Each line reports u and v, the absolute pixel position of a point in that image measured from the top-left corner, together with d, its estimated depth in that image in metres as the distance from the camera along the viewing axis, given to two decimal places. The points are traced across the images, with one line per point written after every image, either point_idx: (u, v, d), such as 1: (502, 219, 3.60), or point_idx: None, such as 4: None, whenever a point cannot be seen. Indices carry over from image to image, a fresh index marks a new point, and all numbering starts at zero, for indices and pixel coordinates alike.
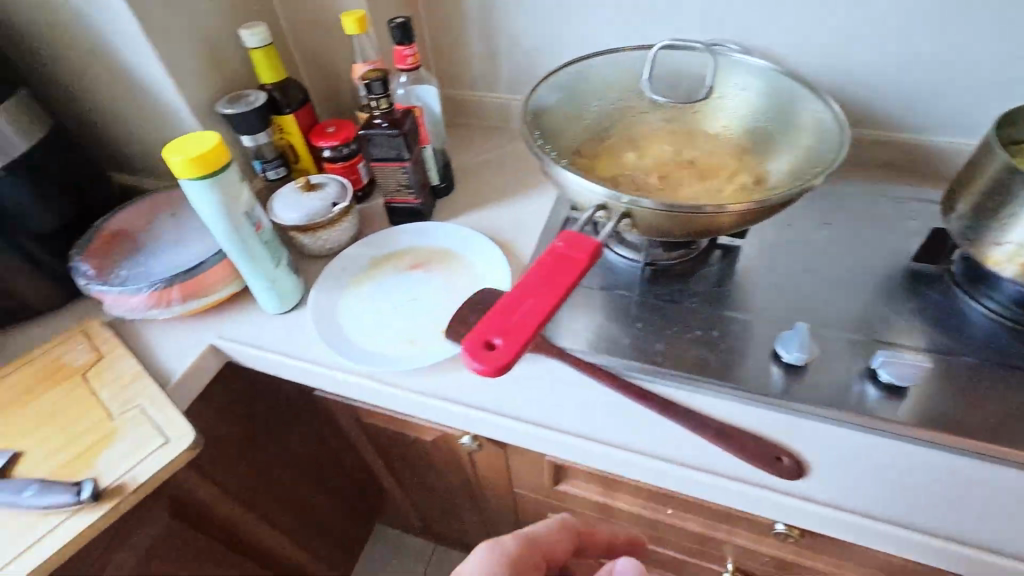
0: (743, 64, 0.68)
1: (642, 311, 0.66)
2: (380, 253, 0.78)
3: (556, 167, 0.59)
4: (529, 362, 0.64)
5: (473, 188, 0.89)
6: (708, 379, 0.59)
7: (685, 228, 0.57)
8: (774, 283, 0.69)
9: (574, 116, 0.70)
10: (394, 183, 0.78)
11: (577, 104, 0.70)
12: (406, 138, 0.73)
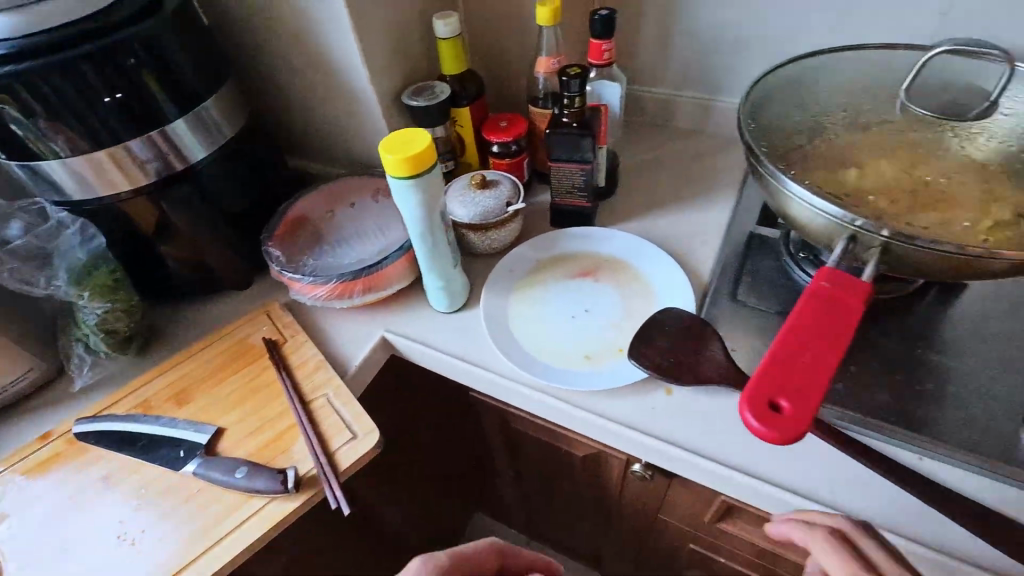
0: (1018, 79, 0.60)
1: (855, 353, 0.59)
2: (546, 255, 0.75)
3: (783, 180, 0.53)
4: (720, 399, 0.58)
5: (638, 193, 0.84)
6: (943, 447, 0.52)
7: (932, 268, 0.50)
8: (1009, 331, 0.60)
9: (796, 124, 0.61)
10: (568, 185, 0.74)
11: (804, 109, 0.62)
12: (593, 139, 0.68)
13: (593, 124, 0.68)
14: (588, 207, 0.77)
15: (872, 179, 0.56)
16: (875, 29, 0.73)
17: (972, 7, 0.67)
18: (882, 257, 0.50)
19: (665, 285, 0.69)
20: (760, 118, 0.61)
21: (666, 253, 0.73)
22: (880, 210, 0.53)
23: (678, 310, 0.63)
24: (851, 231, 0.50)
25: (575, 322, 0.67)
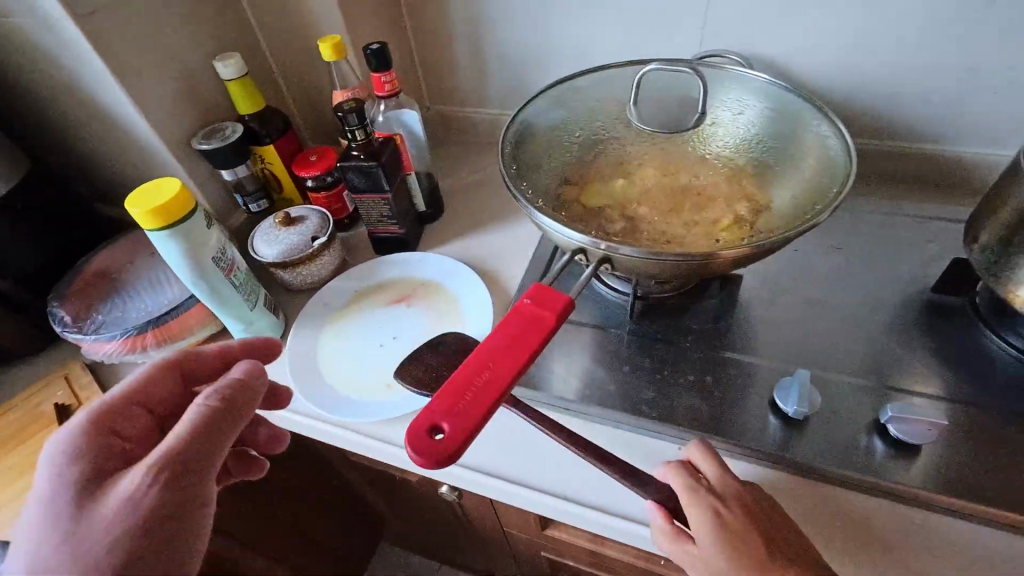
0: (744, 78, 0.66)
1: (632, 353, 0.63)
2: (364, 285, 0.76)
3: (527, 205, 0.56)
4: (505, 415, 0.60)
5: (463, 213, 0.86)
6: (698, 437, 0.55)
7: (665, 272, 0.53)
8: (772, 318, 0.64)
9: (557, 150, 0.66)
10: (376, 215, 0.76)
11: (566, 135, 0.67)
12: (384, 170, 0.70)
13: (382, 155, 0.70)
14: (402, 234, 0.78)
15: (617, 198, 0.63)
16: (653, 45, 0.78)
17: (728, 23, 0.73)
18: (613, 266, 0.54)
19: (471, 305, 0.71)
20: (522, 150, 0.64)
21: (474, 273, 0.74)
22: (619, 230, 0.60)
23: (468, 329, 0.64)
24: (579, 245, 0.53)
25: (381, 351, 0.68)
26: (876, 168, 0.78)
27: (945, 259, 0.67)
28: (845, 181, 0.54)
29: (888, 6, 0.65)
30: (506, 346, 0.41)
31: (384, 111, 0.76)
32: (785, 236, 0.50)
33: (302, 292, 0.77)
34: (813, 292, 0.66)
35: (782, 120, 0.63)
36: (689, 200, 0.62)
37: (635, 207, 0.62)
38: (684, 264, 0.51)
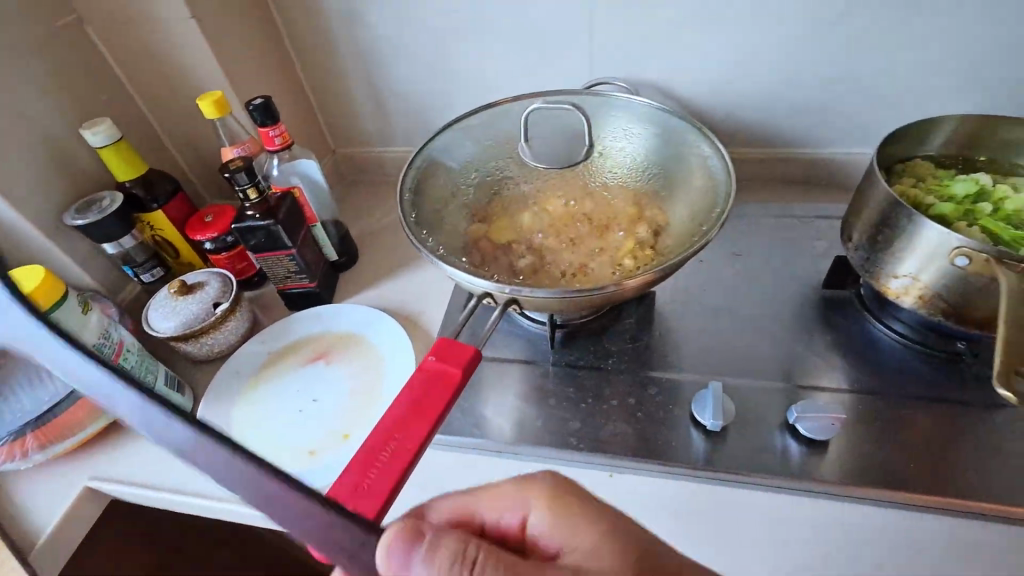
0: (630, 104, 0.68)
1: (557, 385, 0.63)
2: (277, 346, 0.72)
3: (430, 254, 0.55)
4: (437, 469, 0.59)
5: (378, 257, 0.84)
6: (626, 461, 0.56)
7: (572, 307, 0.54)
8: (686, 331, 0.67)
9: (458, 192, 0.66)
10: (282, 271, 0.73)
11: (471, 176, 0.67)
12: (284, 226, 0.67)
13: (280, 211, 0.68)
14: (314, 288, 0.75)
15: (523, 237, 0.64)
16: (546, 77, 0.81)
17: (612, 51, 0.76)
18: (522, 306, 0.54)
19: (392, 354, 0.69)
20: (424, 195, 0.64)
21: (393, 320, 0.72)
22: (526, 268, 0.61)
23: None
24: (486, 290, 0.52)
25: (301, 417, 0.64)
26: (764, 173, 0.84)
27: (831, 255, 0.73)
28: (728, 197, 0.57)
29: (751, 28, 0.71)
30: (412, 410, 0.40)
31: (280, 163, 0.74)
32: (676, 262, 0.52)
33: (211, 362, 0.72)
34: (719, 300, 0.70)
35: (670, 145, 0.66)
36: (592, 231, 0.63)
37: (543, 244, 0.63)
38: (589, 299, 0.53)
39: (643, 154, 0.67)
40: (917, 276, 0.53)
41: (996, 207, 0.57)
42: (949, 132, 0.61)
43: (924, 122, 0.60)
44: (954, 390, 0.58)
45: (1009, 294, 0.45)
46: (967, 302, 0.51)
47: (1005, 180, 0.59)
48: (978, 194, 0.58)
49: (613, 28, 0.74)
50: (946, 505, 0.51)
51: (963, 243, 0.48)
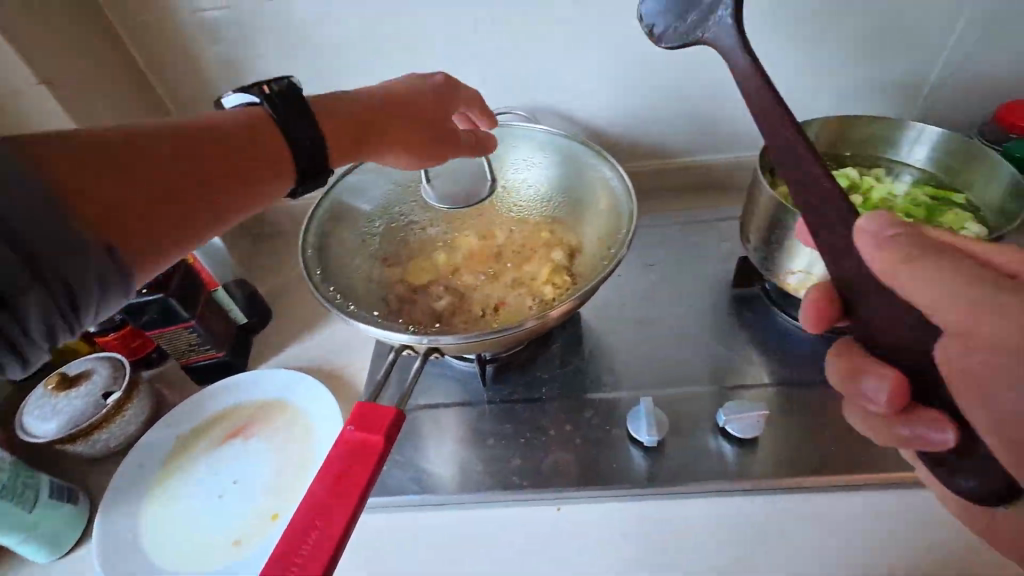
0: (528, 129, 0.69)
1: (494, 423, 0.61)
2: (186, 427, 0.65)
3: (342, 312, 0.53)
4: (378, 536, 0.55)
5: (294, 313, 0.79)
6: (570, 492, 0.55)
7: (494, 345, 0.53)
8: (614, 347, 0.68)
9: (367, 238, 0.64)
10: (184, 345, 0.66)
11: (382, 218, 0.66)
12: (177, 297, 0.62)
13: (171, 281, 0.62)
14: (224, 357, 0.69)
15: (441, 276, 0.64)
16: None
17: (508, 81, 0.77)
18: (444, 352, 0.53)
19: (318, 417, 0.64)
20: (332, 248, 0.62)
21: (315, 380, 0.68)
22: (447, 309, 0.60)
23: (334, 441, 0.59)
24: (404, 342, 0.51)
25: (220, 504, 0.59)
26: (669, 183, 0.88)
27: (737, 255, 0.77)
28: (630, 217, 0.59)
29: (634, 50, 0.74)
30: (333, 490, 0.37)
31: None
32: (588, 289, 0.53)
33: (109, 458, 0.64)
34: (641, 311, 0.71)
35: (573, 168, 0.67)
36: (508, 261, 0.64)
37: (462, 283, 0.63)
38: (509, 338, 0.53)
39: (548, 178, 0.68)
40: (809, 270, 0.57)
41: (865, 198, 0.63)
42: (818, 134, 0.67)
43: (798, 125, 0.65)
44: None
45: None
46: None
47: (872, 171, 0.66)
48: (851, 186, 0.63)
49: (506, 58, 0.75)
50: (869, 481, 0.53)
51: None
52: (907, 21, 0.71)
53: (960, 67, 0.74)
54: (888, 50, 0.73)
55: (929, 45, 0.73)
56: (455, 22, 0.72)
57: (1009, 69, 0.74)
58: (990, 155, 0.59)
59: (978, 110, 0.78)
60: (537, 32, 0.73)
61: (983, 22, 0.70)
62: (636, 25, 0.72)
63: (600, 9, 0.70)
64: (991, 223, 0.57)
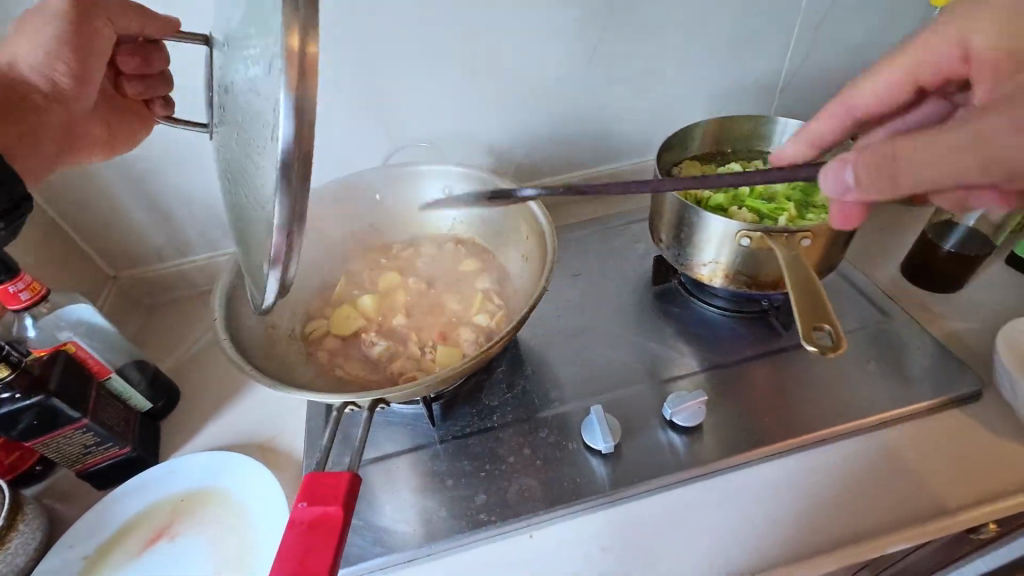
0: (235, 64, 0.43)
1: (450, 463, 0.59)
2: (93, 544, 0.56)
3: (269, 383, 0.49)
4: None
5: (207, 387, 0.72)
6: (540, 517, 0.54)
7: (437, 387, 0.52)
8: (555, 361, 0.69)
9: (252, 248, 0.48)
10: (77, 449, 0.57)
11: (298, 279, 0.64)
12: (62, 396, 0.53)
13: (51, 378, 0.54)
14: (130, 452, 0.61)
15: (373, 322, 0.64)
16: (348, 148, 0.79)
17: (406, 114, 0.77)
18: (390, 403, 0.51)
19: (256, 497, 0.58)
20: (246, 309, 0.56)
21: (245, 457, 0.61)
22: (386, 356, 0.60)
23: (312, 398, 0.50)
24: (344, 400, 0.49)
25: None
26: (576, 195, 0.92)
27: (652, 254, 0.82)
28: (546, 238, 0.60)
29: (524, 73, 0.77)
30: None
31: (36, 319, 0.58)
32: (523, 317, 0.54)
33: None
34: (574, 322, 0.73)
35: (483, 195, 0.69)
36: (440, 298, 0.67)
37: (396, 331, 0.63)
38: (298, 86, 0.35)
39: (464, 209, 0.72)
40: (717, 260, 0.62)
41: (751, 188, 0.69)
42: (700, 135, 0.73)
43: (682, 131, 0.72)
44: (774, 342, 0.68)
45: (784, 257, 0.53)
46: (757, 272, 0.61)
47: (752, 163, 0.73)
48: None
49: (399, 90, 0.75)
50: (804, 442, 0.58)
51: (742, 227, 0.57)
52: (755, 29, 0.80)
53: (802, 65, 0.85)
54: (744, 55, 0.83)
55: (775, 49, 0.83)
56: (342, 59, 0.70)
57: (839, 63, 0.86)
58: (840, 138, 0.68)
59: (822, 100, 0.90)
60: (428, 63, 0.73)
61: (812, 26, 0.81)
62: (521, 50, 0.75)
63: (485, 37, 0.72)
64: None
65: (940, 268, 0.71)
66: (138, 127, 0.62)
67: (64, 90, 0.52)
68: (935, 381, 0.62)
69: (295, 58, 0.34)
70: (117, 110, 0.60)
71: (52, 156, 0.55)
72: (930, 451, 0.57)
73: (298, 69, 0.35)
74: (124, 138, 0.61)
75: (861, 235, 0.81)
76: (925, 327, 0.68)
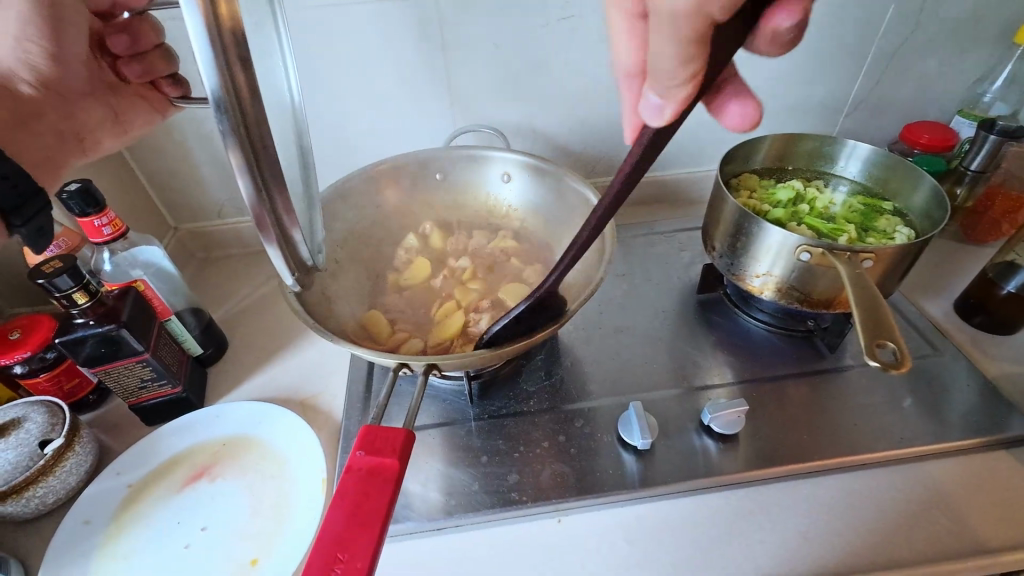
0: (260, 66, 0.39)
1: (484, 440, 0.60)
2: (140, 475, 0.59)
3: (327, 335, 0.51)
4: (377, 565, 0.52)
5: (253, 341, 0.74)
6: (571, 503, 0.55)
7: (488, 362, 0.53)
8: (594, 356, 0.69)
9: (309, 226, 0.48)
10: (134, 382, 0.60)
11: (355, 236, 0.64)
12: (131, 329, 0.56)
13: (122, 311, 0.56)
14: (180, 392, 0.63)
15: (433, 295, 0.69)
16: (413, 126, 0.81)
17: (472, 101, 0.79)
18: (441, 370, 0.52)
19: (295, 449, 0.60)
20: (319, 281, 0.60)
21: (288, 411, 0.64)
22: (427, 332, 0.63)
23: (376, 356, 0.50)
24: (399, 361, 0.51)
25: (187, 556, 0.52)
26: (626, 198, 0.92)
27: (697, 262, 0.82)
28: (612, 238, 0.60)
29: (592, 71, 0.78)
30: (351, 523, 0.36)
31: (113, 254, 0.63)
32: (579, 305, 0.54)
33: (47, 518, 0.57)
34: (616, 320, 0.74)
35: (544, 188, 0.71)
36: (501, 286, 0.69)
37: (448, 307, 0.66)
38: (220, 38, 0.29)
39: (522, 197, 0.73)
40: (771, 272, 0.62)
41: (810, 206, 0.70)
42: (766, 148, 0.74)
43: (750, 140, 0.72)
44: (817, 362, 0.68)
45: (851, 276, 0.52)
46: (813, 289, 0.60)
47: (813, 183, 0.73)
48: (797, 197, 0.70)
49: (469, 76, 0.76)
50: (843, 463, 0.58)
51: (803, 241, 0.57)
52: (827, 51, 0.80)
53: (872, 90, 0.84)
54: (811, 77, 0.82)
55: (845, 72, 0.82)
56: (419, 40, 0.72)
57: (910, 93, 0.85)
58: (911, 166, 0.68)
59: (888, 128, 0.89)
60: (501, 51, 0.74)
61: (888, 51, 0.80)
62: (594, 48, 0.75)
63: (559, 32, 0.73)
64: (919, 226, 0.65)
65: (1000, 309, 0.69)
66: (143, 111, 0.60)
67: (52, 77, 0.51)
68: (984, 420, 0.61)
69: (209, 12, 0.28)
70: (121, 98, 0.58)
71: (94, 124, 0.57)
72: (974, 488, 0.56)
73: (214, 16, 0.29)
74: (136, 117, 0.59)
75: (916, 268, 0.80)
76: (976, 365, 0.67)
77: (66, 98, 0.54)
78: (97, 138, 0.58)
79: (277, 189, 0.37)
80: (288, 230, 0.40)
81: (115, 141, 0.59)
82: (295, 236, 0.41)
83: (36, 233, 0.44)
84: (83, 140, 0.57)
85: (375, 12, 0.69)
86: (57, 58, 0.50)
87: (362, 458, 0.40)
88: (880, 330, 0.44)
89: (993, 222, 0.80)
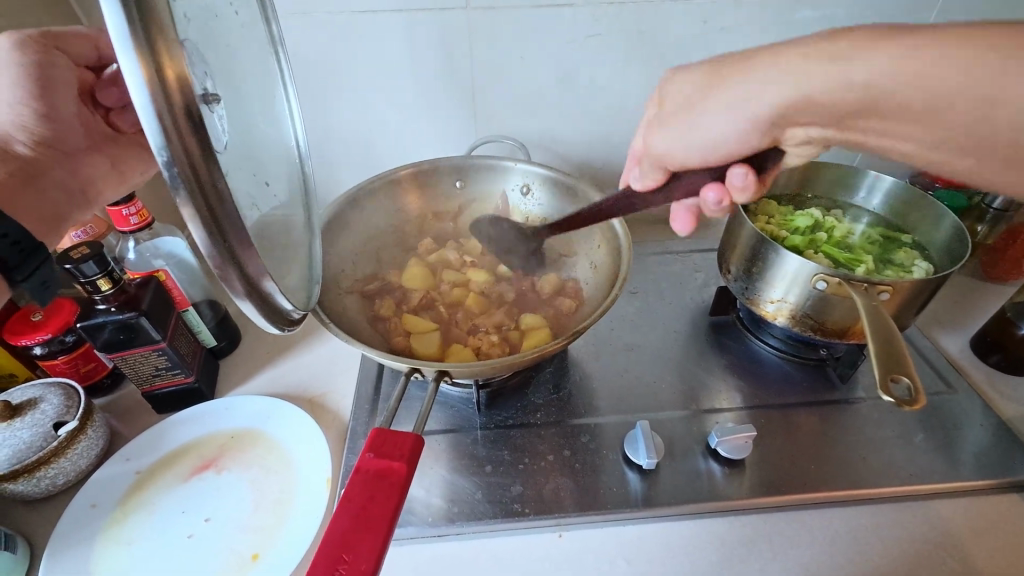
0: (253, 113, 0.45)
1: (489, 450, 0.60)
2: (147, 463, 0.59)
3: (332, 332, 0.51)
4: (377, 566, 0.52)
5: (267, 337, 0.75)
6: (572, 518, 0.55)
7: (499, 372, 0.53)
8: (603, 371, 0.69)
9: (309, 256, 0.52)
10: (148, 370, 0.61)
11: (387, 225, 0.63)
12: (150, 317, 0.57)
13: (142, 300, 0.57)
14: (192, 382, 0.64)
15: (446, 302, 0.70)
16: (436, 133, 0.82)
17: (496, 113, 0.80)
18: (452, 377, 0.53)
19: (303, 447, 0.61)
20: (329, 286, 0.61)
21: (298, 409, 0.64)
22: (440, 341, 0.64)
23: (384, 359, 0.51)
24: (410, 366, 0.51)
25: (189, 546, 0.53)
26: (644, 215, 0.93)
27: (711, 285, 0.82)
28: (625, 260, 0.61)
29: (616, 89, 0.79)
30: (356, 525, 0.36)
31: (138, 243, 0.65)
32: (593, 319, 0.54)
33: (55, 499, 0.57)
34: (627, 337, 0.74)
35: (565, 206, 0.72)
36: (519, 301, 0.70)
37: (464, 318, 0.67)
38: (167, 100, 0.30)
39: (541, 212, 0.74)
40: (785, 299, 0.61)
41: (828, 235, 0.70)
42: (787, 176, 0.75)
43: None
44: (829, 392, 0.67)
45: (866, 315, 0.50)
46: (827, 318, 0.60)
47: (832, 212, 0.73)
48: (815, 225, 0.70)
49: (494, 87, 0.77)
50: (850, 497, 0.57)
51: (819, 269, 0.56)
52: None
53: None
54: None
55: None
56: (447, 50, 0.73)
57: None
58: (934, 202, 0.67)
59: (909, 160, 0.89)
60: (526, 64, 0.75)
61: None
62: (618, 66, 0.76)
63: (584, 50, 0.74)
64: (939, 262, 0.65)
65: (1017, 349, 0.68)
66: (145, 158, 0.57)
67: (47, 133, 0.49)
68: (997, 462, 0.60)
69: (155, 78, 0.29)
70: (122, 146, 0.55)
71: (93, 175, 0.54)
72: (983, 531, 0.55)
73: (160, 82, 0.29)
74: (135, 163, 0.56)
75: (935, 303, 0.80)
76: (989, 404, 0.66)
77: (65, 153, 0.51)
78: (100, 189, 0.54)
79: (242, 243, 0.36)
80: (257, 279, 0.38)
81: (120, 190, 0.56)
82: (269, 286, 0.39)
83: (40, 288, 0.42)
84: (87, 194, 0.53)
85: (404, 21, 0.70)
86: (52, 117, 0.49)
87: (372, 458, 0.40)
88: (897, 366, 0.44)
89: (1013, 261, 0.79)
